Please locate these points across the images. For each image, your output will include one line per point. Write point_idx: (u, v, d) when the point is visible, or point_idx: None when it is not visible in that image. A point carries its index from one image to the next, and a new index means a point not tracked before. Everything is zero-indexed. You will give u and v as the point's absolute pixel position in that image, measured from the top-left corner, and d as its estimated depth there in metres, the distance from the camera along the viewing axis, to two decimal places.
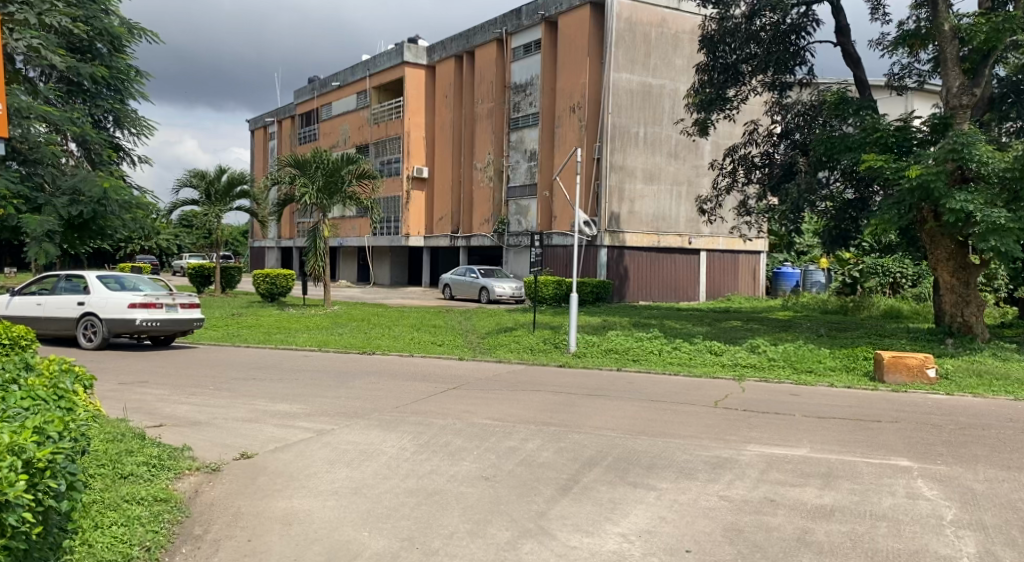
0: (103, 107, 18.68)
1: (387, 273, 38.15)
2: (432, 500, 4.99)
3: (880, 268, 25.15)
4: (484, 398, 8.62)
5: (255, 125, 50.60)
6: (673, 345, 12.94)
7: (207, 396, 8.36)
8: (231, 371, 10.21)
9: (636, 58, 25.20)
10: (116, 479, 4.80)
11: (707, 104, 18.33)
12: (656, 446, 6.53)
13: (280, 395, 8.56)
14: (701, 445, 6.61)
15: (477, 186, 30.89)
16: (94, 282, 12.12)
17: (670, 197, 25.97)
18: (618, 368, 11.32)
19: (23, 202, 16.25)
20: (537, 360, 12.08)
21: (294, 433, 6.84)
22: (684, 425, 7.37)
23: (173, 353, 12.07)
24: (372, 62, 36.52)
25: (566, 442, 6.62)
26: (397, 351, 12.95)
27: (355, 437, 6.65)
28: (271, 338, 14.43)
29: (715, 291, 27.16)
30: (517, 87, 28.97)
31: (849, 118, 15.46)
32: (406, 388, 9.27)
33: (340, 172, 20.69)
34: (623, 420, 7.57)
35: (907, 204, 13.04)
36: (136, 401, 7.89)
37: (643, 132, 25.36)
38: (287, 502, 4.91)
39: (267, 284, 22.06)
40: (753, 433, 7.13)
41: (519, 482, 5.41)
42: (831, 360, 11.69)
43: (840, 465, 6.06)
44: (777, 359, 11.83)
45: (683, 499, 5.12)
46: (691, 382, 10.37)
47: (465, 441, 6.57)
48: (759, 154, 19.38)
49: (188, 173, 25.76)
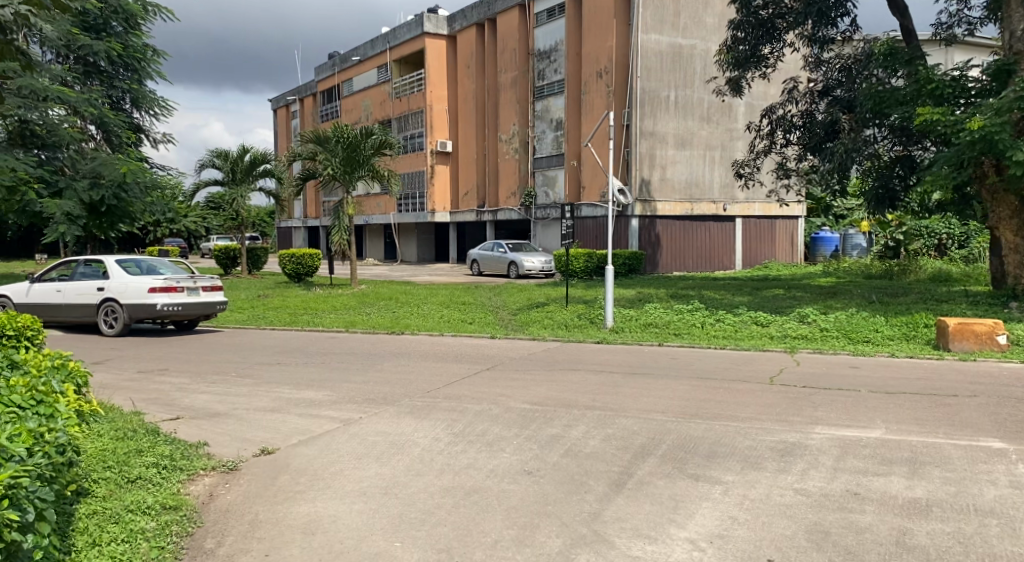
0: (120, 88, 18.48)
1: (413, 250, 37.67)
2: (470, 501, 4.46)
3: (925, 230, 24.23)
4: (520, 380, 8.06)
5: (277, 104, 50.16)
6: (717, 318, 12.23)
7: (228, 384, 7.93)
8: (255, 356, 9.78)
9: (665, 18, 24.21)
10: (119, 486, 4.34)
11: (742, 62, 17.52)
12: (714, 431, 5.92)
13: (304, 381, 8.12)
14: (765, 429, 5.98)
15: (503, 158, 30.15)
16: (113, 267, 11.75)
17: (703, 162, 24.99)
18: (660, 344, 10.65)
19: (42, 186, 16.02)
20: (572, 336, 11.49)
21: (319, 423, 6.35)
22: (741, 407, 6.74)
23: (196, 337, 11.72)
24: (391, 35, 35.76)
25: (614, 428, 6.03)
26: (426, 330, 12.44)
27: (384, 427, 6.14)
28: (296, 319, 14.01)
29: (750, 259, 26.22)
30: (541, 53, 28.15)
31: (899, 70, 14.46)
32: (437, 370, 8.75)
33: (361, 147, 20.12)
34: (673, 402, 6.94)
35: (964, 160, 12.08)
36: (153, 392, 7.48)
37: (673, 95, 24.39)
38: (309, 507, 4.41)
39: (292, 263, 21.71)
40: (818, 413, 6.47)
41: (566, 478, 4.83)
42: (889, 329, 10.90)
43: (925, 449, 5.35)
44: (830, 330, 11.07)
45: (754, 496, 4.51)
46: (740, 356, 9.69)
47: (503, 429, 6.02)
48: (798, 113, 18.14)
49: (211, 153, 25.33)
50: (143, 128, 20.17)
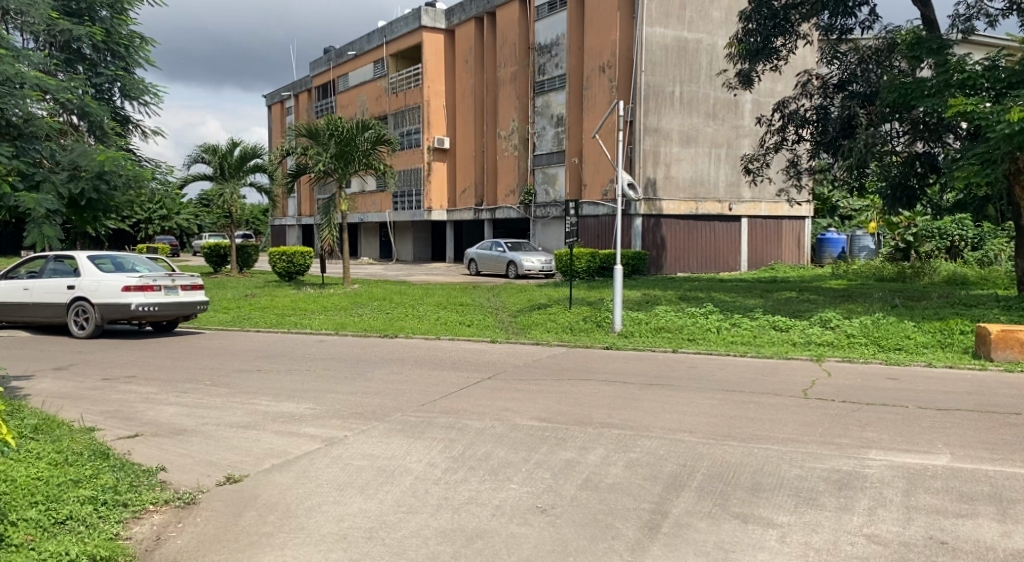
0: (105, 75, 17.68)
1: (409, 249, 36.87)
2: (474, 549, 3.65)
3: (936, 231, 23.63)
4: (527, 391, 7.26)
5: (271, 100, 49.29)
6: (732, 322, 11.43)
7: (201, 394, 7.10)
8: (235, 362, 8.93)
9: (670, 11, 23.43)
10: (38, 535, 3.48)
11: (753, 55, 16.74)
12: (754, 459, 5.13)
13: (286, 391, 7.30)
14: (813, 455, 5.20)
15: (501, 155, 29.34)
16: (85, 263, 10.88)
17: (708, 159, 24.20)
18: (674, 350, 9.85)
19: (18, 180, 14.48)
20: (579, 341, 10.67)
21: (297, 443, 5.54)
22: (779, 426, 5.96)
23: (175, 340, 10.88)
24: (388, 28, 34.89)
25: (637, 452, 5.24)
26: (422, 333, 11.60)
27: (372, 449, 5.33)
28: (283, 321, 13.17)
29: (757, 260, 25.40)
30: (541, 47, 27.35)
31: (926, 60, 13.73)
32: (434, 379, 7.93)
33: (355, 140, 19.26)
34: (700, 419, 6.14)
35: (998, 154, 11.37)
36: (114, 403, 6.63)
37: (678, 91, 23.63)
38: (276, 556, 3.60)
39: (283, 262, 20.94)
40: (868, 434, 5.70)
41: (587, 519, 4.03)
42: (922, 335, 10.12)
43: (1008, 482, 4.55)
44: (857, 336, 10.30)
45: (818, 544, 3.70)
46: (765, 365, 8.89)
47: (509, 452, 5.22)
48: (811, 108, 17.33)
49: (199, 148, 24.49)
50: (130, 119, 19.42)
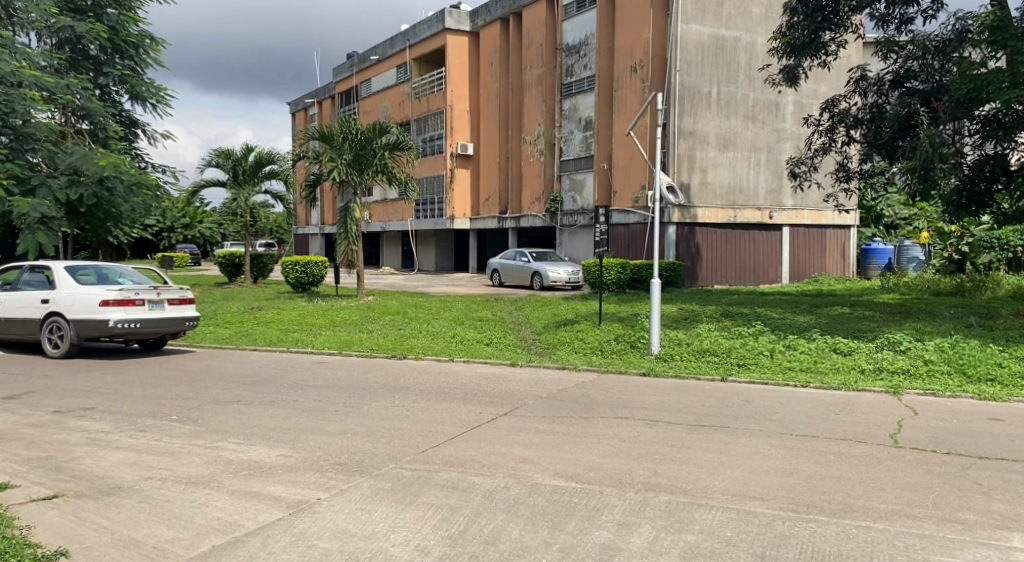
0: (111, 75, 16.69)
1: (432, 258, 35.81)
2: None
3: (995, 242, 21.22)
4: (550, 434, 5.97)
5: (295, 107, 48.73)
6: (786, 344, 10.01)
7: (160, 434, 5.93)
8: (214, 390, 7.77)
9: (707, 8, 22.06)
10: None
11: (799, 49, 15.27)
12: (858, 546, 3.78)
13: (262, 431, 6.09)
14: (936, 543, 3.82)
15: (526, 161, 28.13)
16: (62, 274, 9.84)
17: (746, 164, 22.73)
18: (722, 379, 8.47)
19: (11, 182, 13.50)
20: (612, 365, 9.35)
21: (255, 509, 4.30)
22: (879, 493, 4.58)
23: (159, 360, 9.78)
24: (412, 32, 33.95)
25: (697, 533, 3.92)
26: (433, 354, 10.36)
27: (345, 522, 4.08)
28: (285, 337, 12.02)
29: (798, 271, 23.80)
30: (570, 48, 26.15)
31: (1006, 47, 12.19)
32: (439, 414, 6.69)
33: (371, 143, 18.17)
34: (773, 481, 4.80)
35: None
36: (49, 447, 5.47)
37: (715, 91, 22.23)
38: None
39: (296, 272, 19.91)
40: (1001, 507, 4.33)
41: None
42: (1016, 364, 8.61)
43: None
44: (936, 362, 8.83)
45: None
46: (835, 399, 7.49)
47: (526, 531, 3.94)
48: (863, 107, 15.90)
49: (213, 152, 23.60)
50: (138, 123, 18.48)
